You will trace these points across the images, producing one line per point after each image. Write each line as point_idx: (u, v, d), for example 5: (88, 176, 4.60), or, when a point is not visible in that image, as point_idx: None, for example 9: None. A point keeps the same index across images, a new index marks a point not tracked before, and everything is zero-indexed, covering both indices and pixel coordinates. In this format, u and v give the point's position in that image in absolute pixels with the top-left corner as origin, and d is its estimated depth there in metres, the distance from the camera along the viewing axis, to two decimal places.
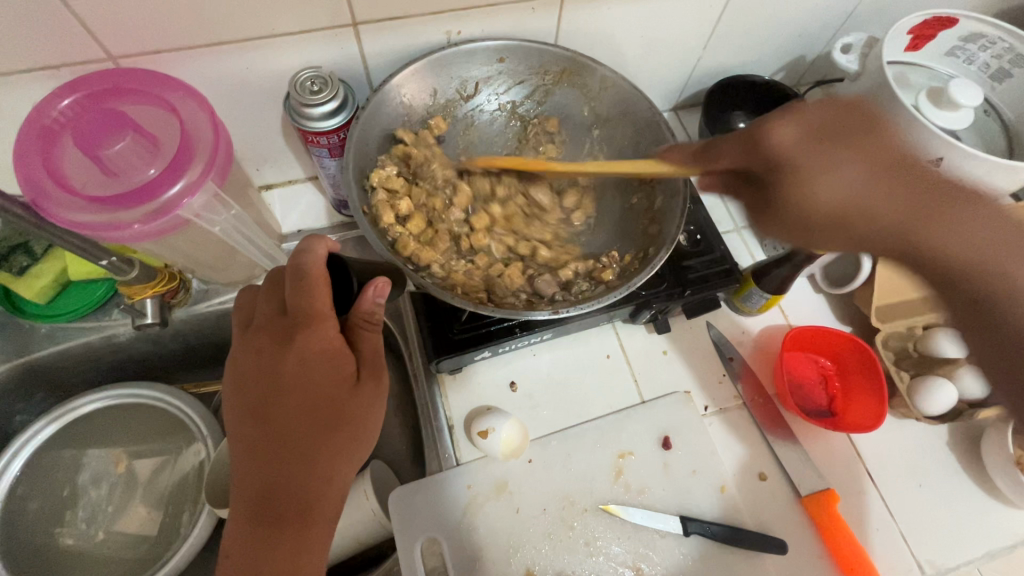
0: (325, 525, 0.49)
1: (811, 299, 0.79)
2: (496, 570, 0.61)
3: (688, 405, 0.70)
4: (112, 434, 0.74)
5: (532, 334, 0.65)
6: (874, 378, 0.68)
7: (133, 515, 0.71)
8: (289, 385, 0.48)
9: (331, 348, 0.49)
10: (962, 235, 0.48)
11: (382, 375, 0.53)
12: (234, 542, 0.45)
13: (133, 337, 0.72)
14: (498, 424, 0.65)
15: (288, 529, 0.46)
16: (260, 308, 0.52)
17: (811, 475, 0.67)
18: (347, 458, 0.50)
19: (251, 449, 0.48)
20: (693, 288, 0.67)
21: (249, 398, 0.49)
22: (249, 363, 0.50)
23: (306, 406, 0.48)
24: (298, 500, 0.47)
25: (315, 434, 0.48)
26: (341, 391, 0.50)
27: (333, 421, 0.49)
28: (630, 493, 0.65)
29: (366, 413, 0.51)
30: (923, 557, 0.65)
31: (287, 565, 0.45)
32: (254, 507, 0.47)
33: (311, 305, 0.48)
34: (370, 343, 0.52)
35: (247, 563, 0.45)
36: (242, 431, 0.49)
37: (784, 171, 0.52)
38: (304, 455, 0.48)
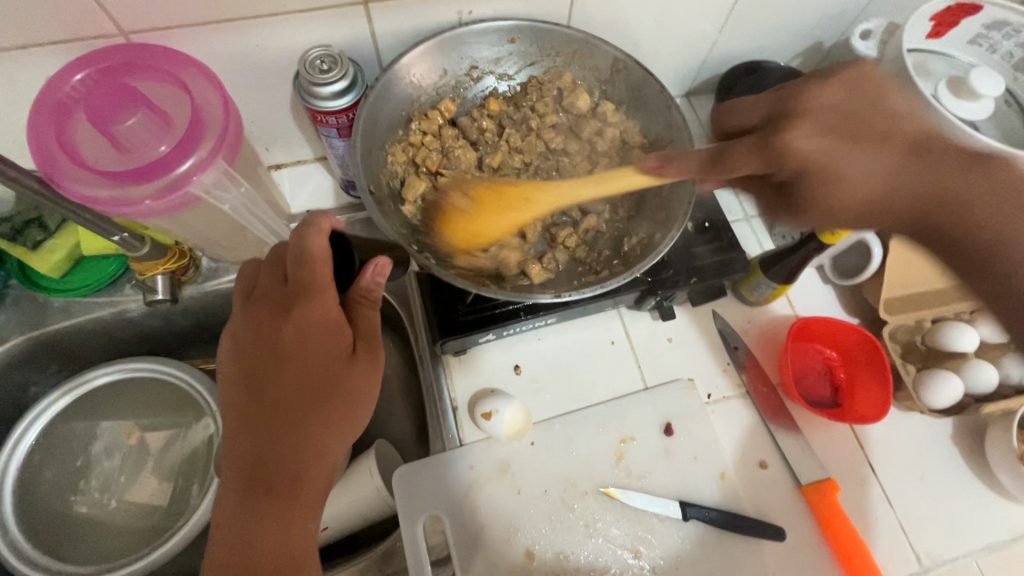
0: (315, 496, 0.49)
1: (820, 290, 0.78)
2: (496, 547, 0.62)
3: (691, 393, 0.70)
4: (125, 407, 0.75)
5: (536, 317, 0.65)
6: (879, 372, 0.68)
7: (144, 486, 0.73)
8: (288, 354, 0.50)
9: (330, 318, 0.50)
10: (974, 182, 0.56)
11: (378, 350, 0.54)
12: (227, 507, 0.47)
13: (144, 313, 0.73)
14: (501, 406, 0.66)
15: (278, 499, 0.47)
16: (262, 279, 0.53)
17: (811, 464, 0.67)
18: (340, 432, 0.51)
19: (246, 418, 0.49)
20: (699, 275, 0.67)
21: (246, 367, 0.50)
22: (249, 334, 0.51)
23: (301, 375, 0.50)
24: (289, 472, 0.48)
25: (310, 405, 0.49)
26: (337, 363, 0.51)
27: (328, 393, 0.50)
28: (631, 478, 0.66)
29: (361, 387, 0.52)
30: (921, 548, 0.65)
31: (279, 533, 0.46)
32: (246, 476, 0.48)
33: (312, 275, 0.50)
34: (367, 315, 0.54)
35: (238, 531, 0.46)
36: (238, 400, 0.50)
37: (814, 175, 0.59)
38: (298, 427, 0.49)
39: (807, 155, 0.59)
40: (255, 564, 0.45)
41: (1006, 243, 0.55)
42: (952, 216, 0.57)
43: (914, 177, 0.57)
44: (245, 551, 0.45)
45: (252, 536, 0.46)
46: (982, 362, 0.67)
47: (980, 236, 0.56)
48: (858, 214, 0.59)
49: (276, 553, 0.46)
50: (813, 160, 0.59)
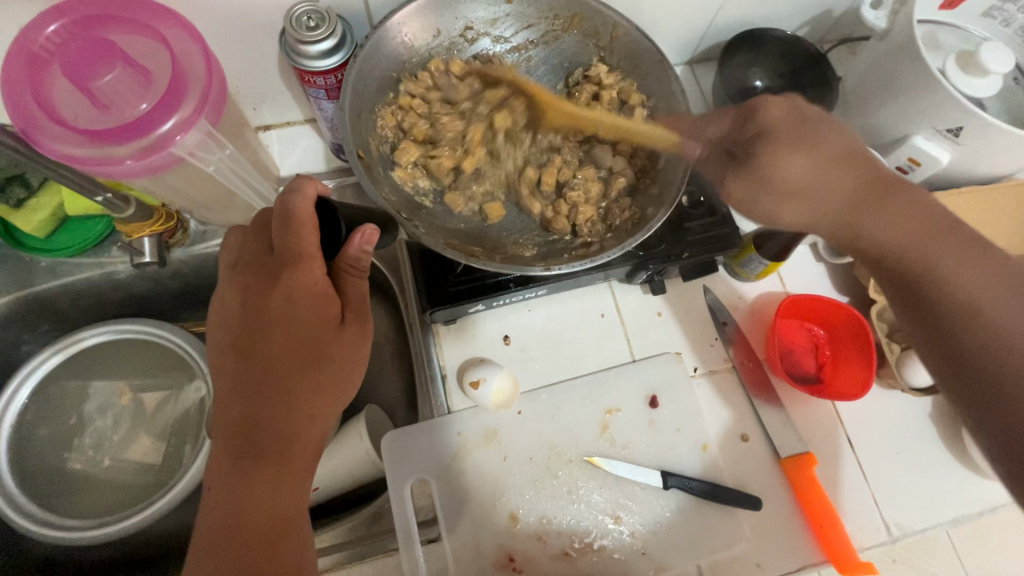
0: (303, 462, 0.50)
1: (812, 268, 0.78)
2: (481, 511, 0.64)
3: (677, 367, 0.71)
4: (116, 367, 0.76)
5: (526, 289, 0.65)
6: (864, 351, 0.70)
7: (138, 444, 0.74)
8: (275, 321, 0.50)
9: (318, 285, 0.50)
10: (895, 218, 0.49)
11: (367, 320, 0.54)
12: (217, 469, 0.48)
13: (133, 276, 0.73)
14: (490, 375, 0.67)
15: (267, 464, 0.48)
16: (248, 247, 0.53)
17: (790, 437, 0.69)
18: (329, 402, 0.51)
19: (234, 383, 0.50)
20: (690, 250, 0.67)
21: (235, 333, 0.51)
22: (236, 301, 0.51)
23: (289, 342, 0.50)
24: (278, 437, 0.49)
25: (299, 372, 0.50)
26: (325, 332, 0.51)
27: (318, 362, 0.50)
28: (615, 447, 0.67)
29: (349, 357, 0.52)
30: (890, 519, 0.68)
31: (268, 493, 0.48)
32: (236, 440, 0.49)
33: (299, 244, 0.49)
34: (357, 284, 0.53)
35: (228, 492, 0.47)
36: (228, 365, 0.51)
37: (748, 116, 0.53)
38: (286, 394, 0.49)
39: (766, 121, 0.52)
40: (244, 523, 0.47)
41: (982, 314, 0.45)
42: (929, 284, 0.48)
43: (850, 195, 0.50)
44: (235, 511, 0.47)
45: (243, 499, 0.47)
46: None
47: (924, 288, 0.48)
48: (831, 212, 0.50)
49: (266, 513, 0.47)
50: (758, 105, 0.52)
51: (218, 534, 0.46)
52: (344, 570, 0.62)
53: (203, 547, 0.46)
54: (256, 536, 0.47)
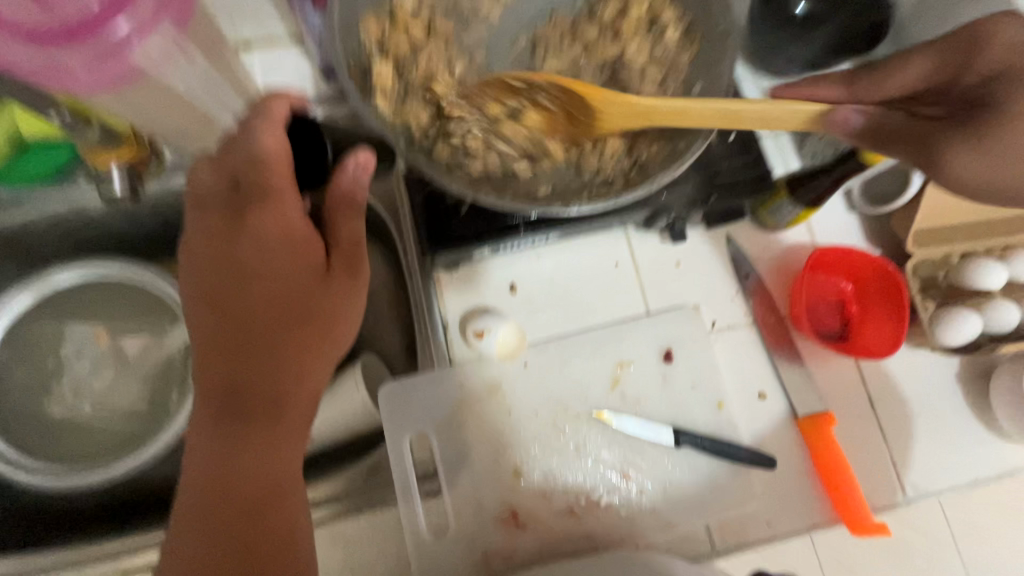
0: (296, 422, 0.46)
1: (844, 217, 0.72)
2: (484, 465, 0.61)
3: (694, 321, 0.67)
4: (93, 308, 0.71)
5: (536, 233, 0.60)
6: (896, 307, 0.65)
7: (120, 389, 0.70)
8: (254, 272, 0.46)
9: (301, 232, 0.47)
10: None
11: (360, 269, 0.49)
12: (198, 432, 0.45)
13: (105, 211, 0.66)
14: (495, 326, 0.63)
15: (256, 425, 0.45)
16: (215, 190, 0.48)
17: (810, 396, 0.65)
18: (319, 355, 0.48)
19: (212, 339, 0.46)
20: (718, 194, 0.61)
21: (207, 287, 0.46)
22: (211, 251, 0.47)
23: (270, 294, 0.46)
24: (266, 396, 0.45)
25: (283, 326, 0.46)
26: (311, 282, 0.47)
27: (303, 313, 0.46)
28: (626, 403, 0.64)
29: (338, 306, 0.48)
30: (906, 480, 0.65)
31: (255, 457, 0.44)
32: (220, 401, 0.45)
33: (272, 181, 0.46)
34: (348, 229, 0.49)
35: (216, 458, 0.43)
36: (204, 321, 0.46)
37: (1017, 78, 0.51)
38: (270, 349, 0.46)
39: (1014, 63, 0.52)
40: (230, 488, 0.43)
41: None
42: None
43: None
44: (219, 477, 0.43)
45: (232, 464, 0.43)
46: (1005, 302, 0.63)
47: None
48: None
49: (254, 479, 0.44)
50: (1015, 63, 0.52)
51: (202, 504, 0.43)
52: (340, 523, 0.60)
53: (186, 517, 0.43)
54: (244, 503, 0.43)
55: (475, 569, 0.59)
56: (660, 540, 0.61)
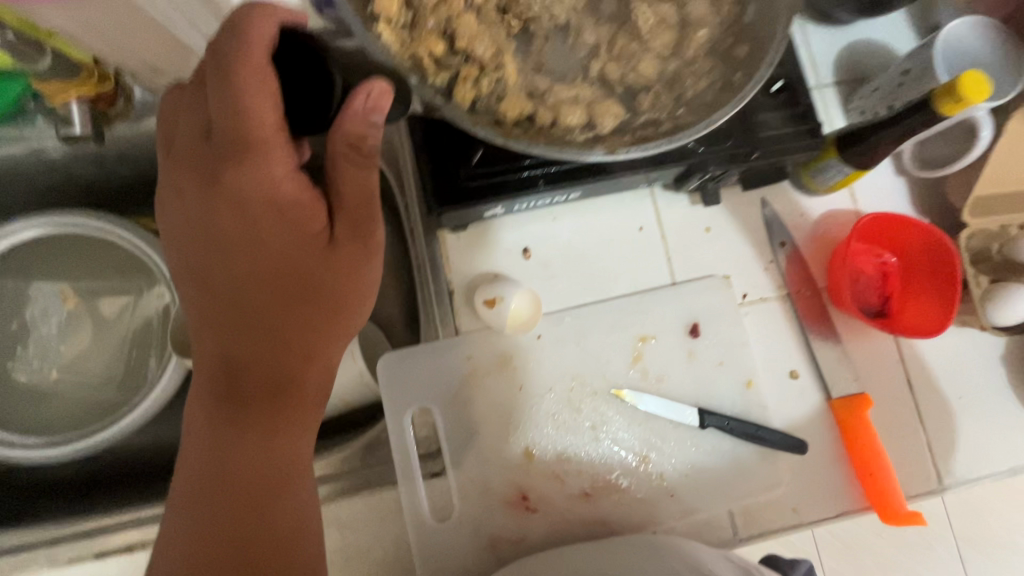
0: (303, 408, 0.43)
1: (891, 182, 0.65)
2: (491, 445, 0.56)
3: (725, 292, 0.61)
4: (57, 266, 0.63)
5: (557, 191, 0.52)
6: (945, 283, 0.59)
7: (92, 354, 0.64)
8: (245, 242, 0.39)
9: (297, 196, 0.39)
10: None
11: (371, 233, 0.42)
12: (195, 418, 0.41)
13: (67, 156, 0.59)
14: (507, 293, 0.57)
15: (256, 412, 0.40)
16: (185, 134, 0.39)
17: (845, 376, 0.60)
18: (329, 336, 0.43)
19: (206, 317, 0.41)
20: (763, 150, 0.53)
21: (191, 257, 0.41)
22: (191, 217, 0.40)
23: (265, 269, 0.40)
24: (267, 381, 0.41)
25: (284, 303, 0.41)
26: (313, 251, 0.41)
27: (307, 291, 0.41)
28: (647, 381, 0.59)
29: (348, 283, 0.42)
30: (943, 467, 0.60)
31: (256, 447, 0.40)
32: (216, 384, 0.41)
33: (247, 128, 0.35)
34: (353, 185, 0.40)
35: (211, 450, 0.39)
36: (192, 297, 0.41)
37: None
38: (270, 329, 0.41)
39: None
40: (227, 482, 0.39)
41: None
42: None
43: None
44: (216, 469, 0.39)
45: (229, 457, 0.39)
46: None
47: None
48: None
49: (254, 472, 0.39)
50: None
51: (198, 501, 0.38)
52: (335, 503, 0.55)
53: (180, 513, 0.38)
54: (244, 498, 0.39)
55: (481, 554, 0.55)
56: (679, 526, 0.57)
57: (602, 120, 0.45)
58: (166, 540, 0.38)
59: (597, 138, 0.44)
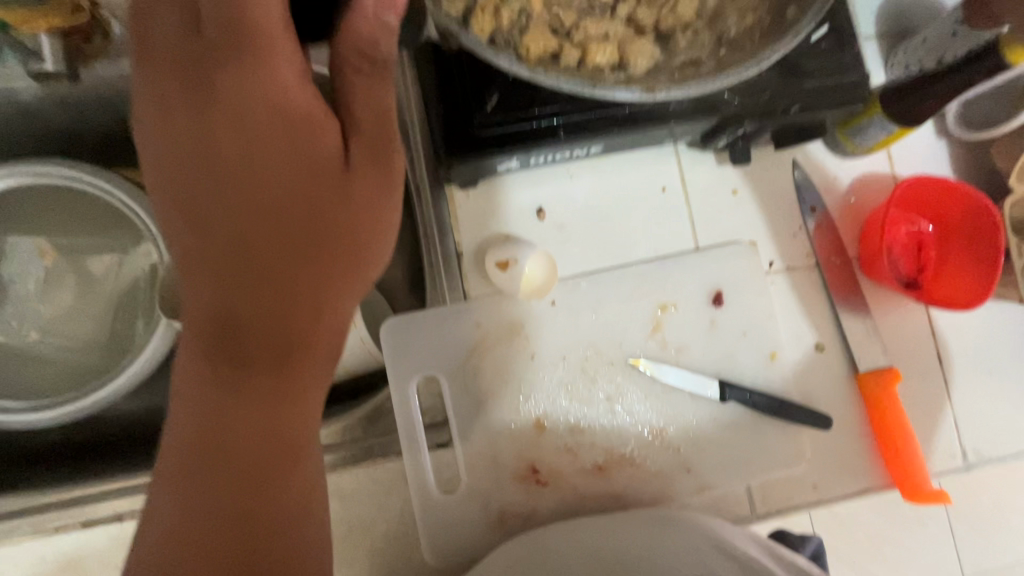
0: (315, 377, 0.36)
1: (930, 145, 0.61)
2: (499, 416, 0.53)
3: (751, 259, 0.57)
4: (33, 219, 0.59)
5: (577, 143, 0.48)
6: (987, 254, 0.55)
7: (75, 315, 0.60)
8: (248, 171, 0.34)
9: (313, 112, 0.34)
10: None
11: (393, 165, 0.37)
12: (185, 390, 0.35)
13: (40, 98, 0.54)
14: (522, 257, 0.54)
15: (260, 382, 0.34)
16: (167, 39, 0.33)
17: (874, 350, 0.57)
18: (346, 289, 0.36)
19: (194, 267, 0.34)
20: (803, 103, 0.48)
21: (178, 194, 0.34)
22: (181, 137, 0.33)
23: (271, 204, 0.34)
24: (272, 345, 0.34)
25: (291, 248, 0.34)
26: (329, 183, 0.35)
27: (321, 230, 0.35)
28: (666, 351, 0.55)
29: (367, 221, 0.36)
30: (970, 446, 0.58)
31: (261, 425, 0.34)
32: (211, 351, 0.34)
33: (253, 25, 0.32)
34: (373, 108, 0.36)
35: (209, 424, 0.34)
36: (179, 246, 0.34)
37: None
38: (275, 280, 0.34)
39: None
40: (227, 465, 0.34)
41: None
42: None
43: None
44: (213, 452, 0.34)
45: (230, 431, 0.34)
46: None
47: None
48: None
49: (258, 455, 0.34)
50: None
51: (196, 480, 0.34)
52: (335, 474, 0.53)
53: (173, 501, 0.34)
54: (246, 483, 0.34)
55: (487, 528, 0.52)
56: (694, 502, 0.55)
57: (633, 60, 0.41)
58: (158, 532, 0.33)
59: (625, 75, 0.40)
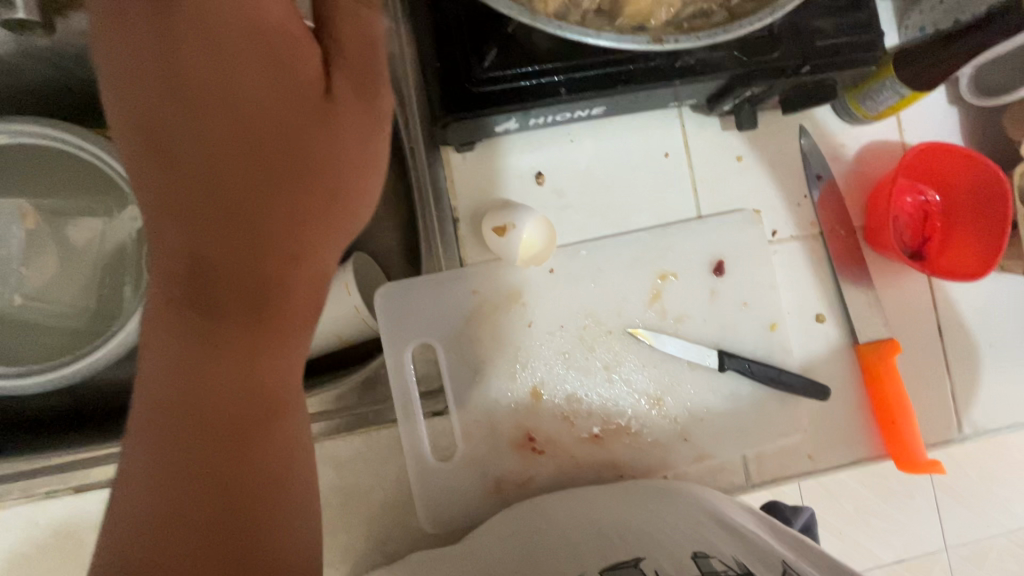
0: (290, 323, 0.35)
1: (940, 112, 0.59)
2: (495, 384, 0.53)
3: (754, 228, 0.56)
4: (10, 179, 0.56)
5: (579, 102, 0.46)
6: (992, 224, 0.54)
7: (61, 281, 0.59)
8: (221, 98, 0.33)
9: (292, 38, 0.34)
10: None
11: (376, 96, 0.37)
12: (155, 334, 0.34)
13: (14, 51, 0.51)
14: (519, 220, 0.51)
15: (233, 324, 0.33)
16: None
17: (875, 321, 0.56)
18: (323, 232, 0.36)
19: (164, 201, 0.33)
20: (816, 63, 0.46)
21: (147, 122, 0.33)
22: (145, 63, 0.32)
23: (246, 134, 0.33)
24: (245, 283, 0.33)
25: (268, 181, 0.34)
26: (307, 114, 0.34)
27: (298, 164, 0.34)
28: (665, 321, 0.55)
29: (346, 158, 0.36)
30: (966, 417, 0.58)
31: (236, 367, 0.33)
32: (181, 288, 0.33)
33: None
34: (356, 34, 0.36)
35: (180, 365, 0.33)
36: (148, 178, 0.33)
37: None
38: (250, 214, 0.33)
39: None
40: (204, 406, 0.33)
41: None
42: None
43: None
44: (189, 393, 0.33)
45: (201, 375, 0.33)
46: None
47: None
48: None
49: (237, 394, 0.33)
50: None
51: (165, 428, 0.32)
52: (329, 442, 0.52)
53: (147, 445, 0.32)
54: (227, 425, 0.33)
55: (482, 494, 0.52)
56: (690, 471, 0.54)
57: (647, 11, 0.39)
58: (130, 481, 0.32)
59: (643, 28, 0.39)
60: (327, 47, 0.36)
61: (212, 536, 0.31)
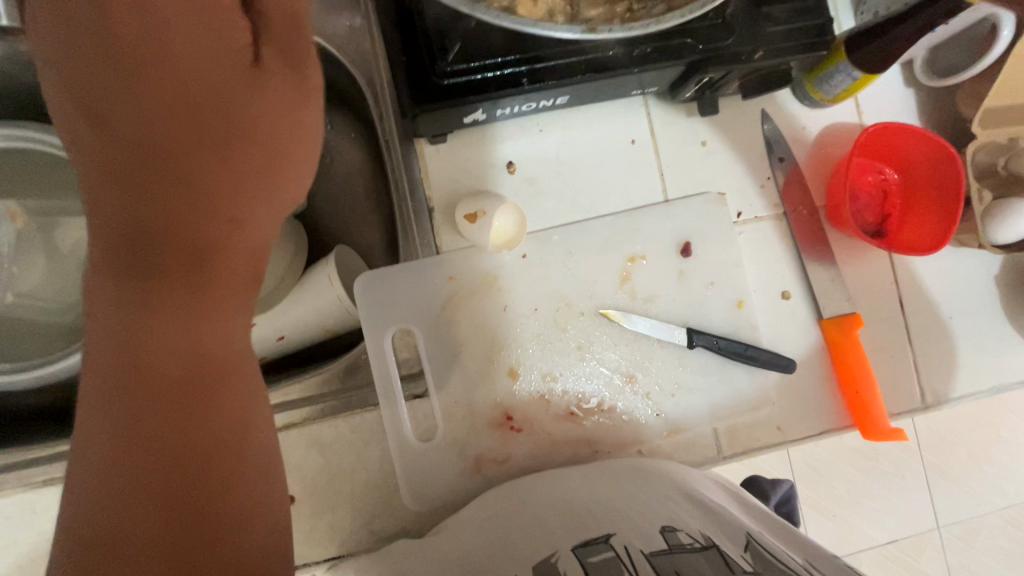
0: (228, 286, 0.38)
1: (896, 94, 0.62)
2: (472, 366, 0.55)
3: (719, 210, 0.58)
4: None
5: (541, 92, 0.48)
6: (947, 198, 0.56)
7: (50, 279, 0.60)
8: (156, 75, 0.36)
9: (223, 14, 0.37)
10: None
11: (304, 62, 0.39)
12: (102, 298, 0.36)
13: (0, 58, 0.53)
14: (492, 208, 0.54)
15: (172, 286, 0.36)
16: None
17: (837, 296, 0.58)
18: (256, 198, 0.38)
19: (107, 176, 0.36)
20: (767, 48, 0.49)
21: (89, 99, 0.36)
22: (86, 41, 0.35)
23: (180, 107, 0.37)
24: (183, 245, 0.36)
25: (201, 148, 0.37)
26: (236, 85, 0.37)
27: (228, 135, 0.37)
28: (636, 301, 0.57)
29: (275, 127, 0.38)
30: (928, 386, 0.60)
31: (177, 328, 0.36)
32: (124, 252, 0.36)
33: None
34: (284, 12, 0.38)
35: (123, 325, 0.36)
36: (91, 149, 0.36)
37: None
38: (185, 182, 0.36)
39: None
40: (147, 367, 0.35)
41: None
42: None
43: None
44: (132, 353, 0.35)
45: (143, 333, 0.35)
46: None
47: None
48: None
49: (179, 356, 0.36)
50: None
51: (110, 386, 0.35)
52: (315, 427, 0.54)
53: (102, 411, 0.34)
54: (171, 381, 0.35)
55: (462, 473, 0.54)
56: (664, 445, 0.56)
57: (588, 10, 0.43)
58: (84, 434, 0.34)
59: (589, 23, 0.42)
60: (257, 22, 0.38)
61: (160, 493, 0.33)
